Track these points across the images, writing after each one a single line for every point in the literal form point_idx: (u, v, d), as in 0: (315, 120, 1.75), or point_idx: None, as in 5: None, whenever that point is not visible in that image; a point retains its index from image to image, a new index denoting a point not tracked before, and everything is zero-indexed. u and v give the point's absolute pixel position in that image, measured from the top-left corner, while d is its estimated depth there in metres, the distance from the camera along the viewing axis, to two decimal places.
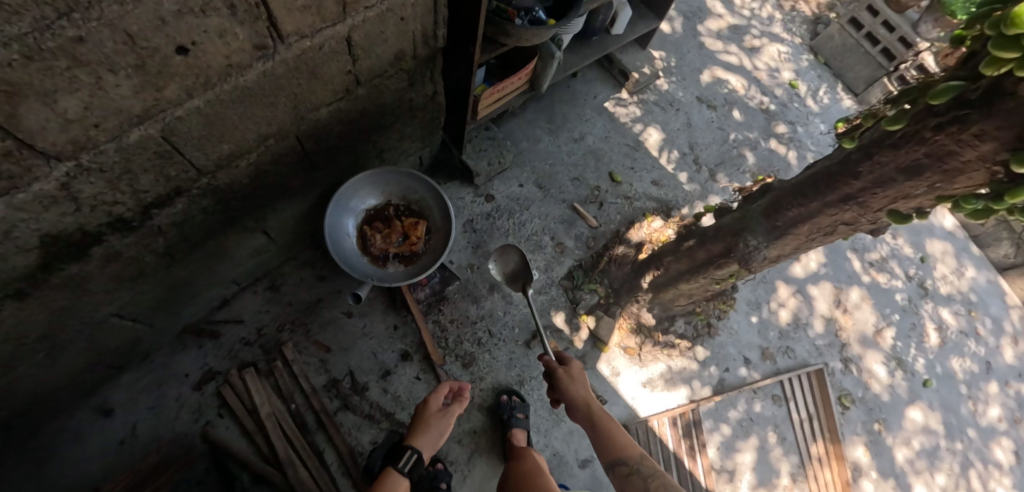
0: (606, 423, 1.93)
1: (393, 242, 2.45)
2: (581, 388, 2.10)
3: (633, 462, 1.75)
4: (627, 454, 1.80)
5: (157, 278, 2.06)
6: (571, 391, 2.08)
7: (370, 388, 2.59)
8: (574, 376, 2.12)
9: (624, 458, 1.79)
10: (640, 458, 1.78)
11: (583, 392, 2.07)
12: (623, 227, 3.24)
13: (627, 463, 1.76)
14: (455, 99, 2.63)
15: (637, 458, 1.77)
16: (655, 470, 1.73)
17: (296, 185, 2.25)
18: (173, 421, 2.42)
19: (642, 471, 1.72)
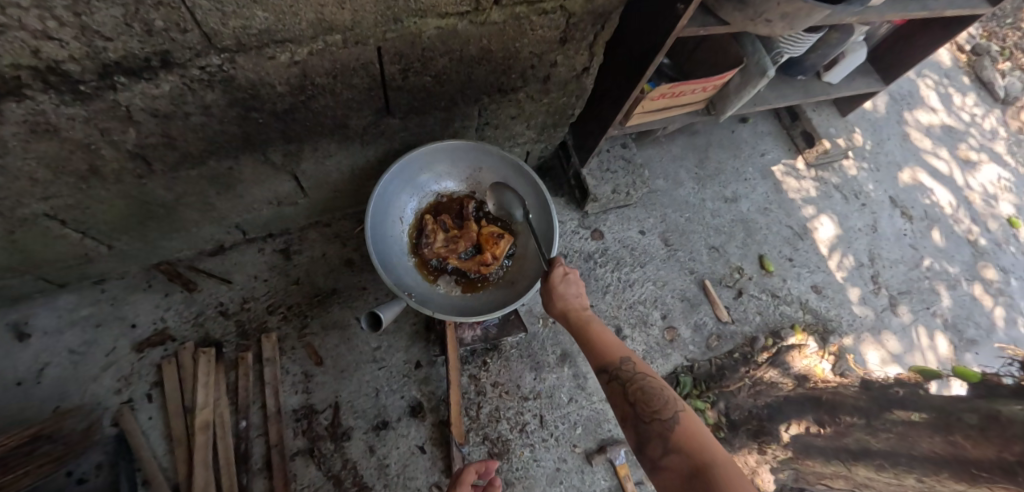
0: (592, 329, 1.38)
1: (456, 251, 1.62)
2: (575, 289, 1.45)
3: (620, 375, 1.30)
4: (613, 360, 1.32)
5: (123, 182, 1.38)
6: (550, 287, 1.44)
7: (352, 440, 1.74)
8: (557, 280, 1.42)
9: (607, 367, 1.32)
10: (625, 361, 1.32)
11: (564, 289, 1.43)
12: (763, 336, 2.22)
13: (611, 378, 1.30)
14: (609, 86, 1.84)
15: (628, 372, 1.29)
16: (649, 377, 1.28)
17: (359, 125, 1.54)
18: (87, 383, 1.69)
19: (640, 380, 1.27)
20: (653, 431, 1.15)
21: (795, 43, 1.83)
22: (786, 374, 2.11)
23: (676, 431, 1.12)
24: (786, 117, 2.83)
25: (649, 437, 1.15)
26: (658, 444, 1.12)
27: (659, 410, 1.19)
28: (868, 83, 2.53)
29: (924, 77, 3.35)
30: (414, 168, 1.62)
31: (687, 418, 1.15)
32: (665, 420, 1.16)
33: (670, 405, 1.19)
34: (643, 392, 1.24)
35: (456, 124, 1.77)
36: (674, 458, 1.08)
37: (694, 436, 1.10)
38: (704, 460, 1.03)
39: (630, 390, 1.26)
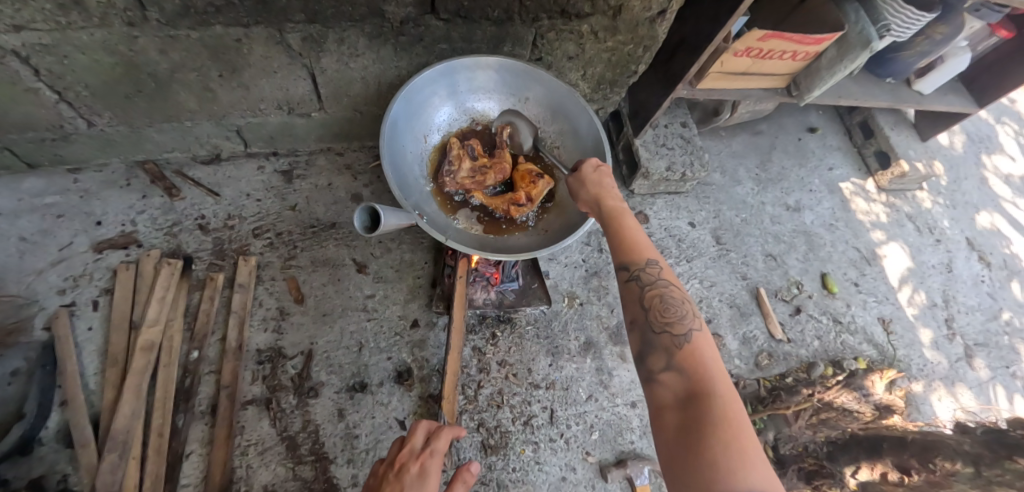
0: (621, 219, 1.04)
1: (484, 184, 1.37)
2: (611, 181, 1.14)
3: (641, 276, 0.97)
4: (635, 259, 0.98)
5: (109, 28, 1.16)
6: (579, 172, 1.17)
7: (320, 398, 1.41)
8: (585, 168, 1.14)
9: (626, 263, 0.99)
10: (650, 264, 0.98)
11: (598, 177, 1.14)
12: (822, 363, 1.85)
13: (625, 277, 0.98)
14: (686, 36, 1.58)
15: (650, 275, 0.97)
16: (676, 287, 0.95)
17: (396, 16, 1.30)
18: (30, 276, 1.45)
19: (661, 287, 0.95)
20: (659, 343, 0.89)
21: (907, 18, 1.57)
22: (862, 402, 1.68)
23: (686, 352, 0.85)
24: (859, 134, 2.51)
25: (652, 349, 0.88)
26: (661, 357, 0.87)
27: (674, 323, 0.90)
28: (961, 102, 2.24)
29: (1003, 125, 2.93)
30: (451, 79, 1.37)
31: (704, 343, 0.87)
32: (677, 337, 0.88)
33: (688, 321, 0.90)
34: (663, 302, 0.93)
35: (506, 48, 1.54)
36: (672, 378, 0.83)
37: (706, 366, 0.82)
38: (709, 394, 0.77)
39: (646, 295, 0.95)
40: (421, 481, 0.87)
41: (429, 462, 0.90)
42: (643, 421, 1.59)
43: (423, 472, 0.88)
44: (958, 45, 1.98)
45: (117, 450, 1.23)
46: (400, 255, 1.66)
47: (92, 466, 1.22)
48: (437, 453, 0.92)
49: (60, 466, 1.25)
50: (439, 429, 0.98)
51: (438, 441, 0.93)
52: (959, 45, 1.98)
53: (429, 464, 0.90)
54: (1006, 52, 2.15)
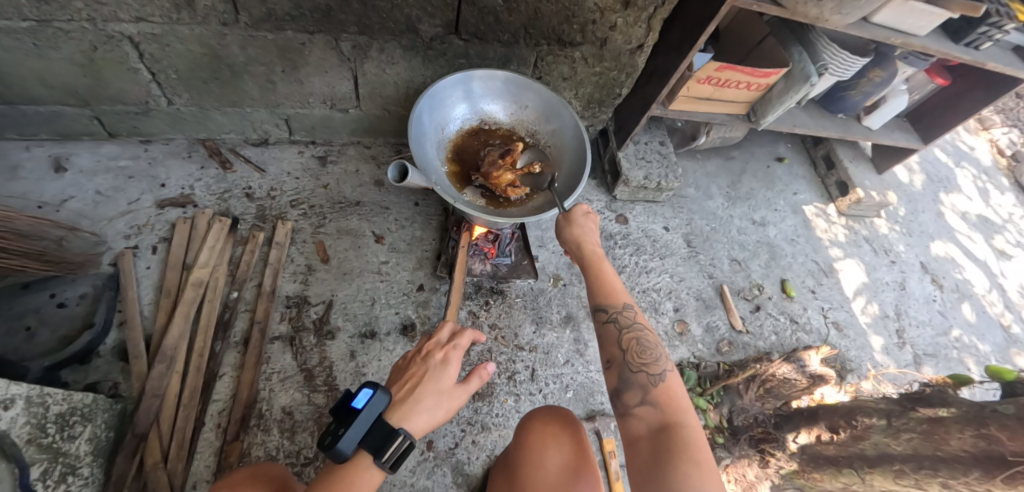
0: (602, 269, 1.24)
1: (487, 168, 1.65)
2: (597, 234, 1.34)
3: (619, 320, 1.16)
4: (616, 304, 1.18)
5: (207, 25, 1.52)
6: (568, 219, 1.35)
7: (334, 341, 1.66)
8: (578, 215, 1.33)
9: (607, 306, 1.18)
10: (627, 309, 1.17)
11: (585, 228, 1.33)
12: (778, 354, 2.07)
13: (606, 320, 1.17)
14: (657, 65, 1.95)
15: (628, 320, 1.15)
16: (650, 333, 1.14)
17: (427, 33, 1.67)
18: (103, 221, 1.75)
19: (638, 332, 1.14)
20: (636, 381, 1.06)
21: (842, 61, 1.92)
22: (801, 372, 1.96)
23: (659, 389, 1.03)
24: (822, 165, 2.82)
25: (629, 386, 1.05)
26: (637, 393, 1.04)
27: (649, 364, 1.08)
28: (908, 139, 2.58)
29: (961, 168, 3.19)
30: (467, 87, 1.71)
31: (674, 383, 1.05)
32: (652, 376, 1.06)
33: (659, 363, 1.08)
34: (639, 345, 1.11)
35: (512, 67, 1.90)
36: (648, 412, 1.00)
37: (676, 402, 1.00)
38: (678, 424, 0.94)
39: (624, 337, 1.13)
40: (443, 366, 1.07)
41: (452, 353, 1.10)
42: None
43: (445, 361, 1.08)
44: (897, 88, 2.33)
45: (166, 362, 1.50)
46: (411, 232, 1.95)
47: (145, 371, 1.49)
48: (458, 348, 1.12)
49: (112, 374, 1.51)
50: (463, 331, 1.17)
51: (461, 338, 1.14)
52: (898, 88, 2.33)
53: (451, 355, 1.10)
54: (946, 97, 2.49)
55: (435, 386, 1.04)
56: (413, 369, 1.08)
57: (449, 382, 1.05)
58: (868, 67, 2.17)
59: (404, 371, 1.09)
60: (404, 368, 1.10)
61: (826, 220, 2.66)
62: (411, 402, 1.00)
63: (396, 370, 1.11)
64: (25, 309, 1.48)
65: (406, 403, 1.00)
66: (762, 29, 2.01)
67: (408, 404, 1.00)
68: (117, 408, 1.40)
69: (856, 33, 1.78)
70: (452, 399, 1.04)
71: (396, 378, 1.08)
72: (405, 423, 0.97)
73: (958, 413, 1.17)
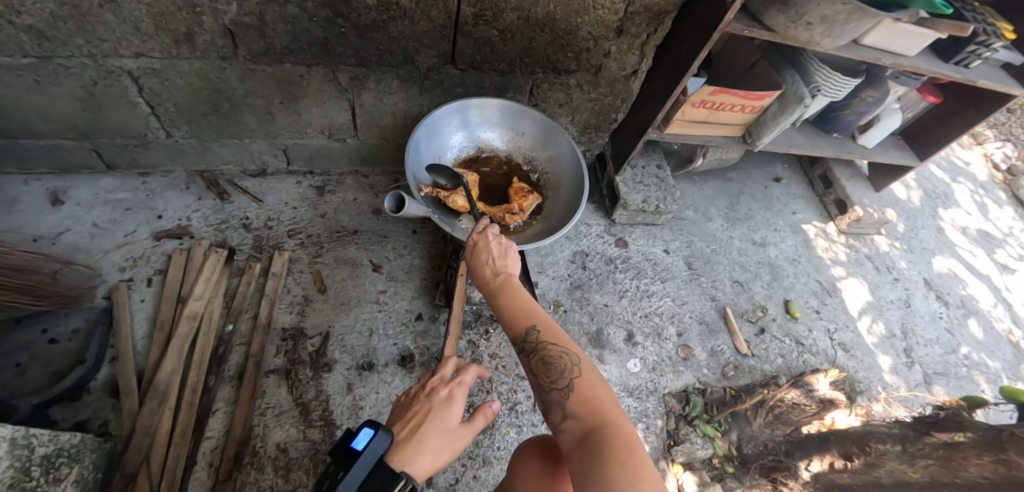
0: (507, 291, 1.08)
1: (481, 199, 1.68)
2: (499, 249, 1.16)
3: (527, 345, 1.00)
4: (523, 325, 1.02)
5: (206, 60, 1.54)
6: (467, 252, 1.19)
7: (331, 374, 1.63)
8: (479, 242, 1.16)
9: (516, 334, 1.02)
10: (531, 329, 1.01)
11: (480, 254, 1.16)
12: (785, 377, 2.02)
13: (517, 350, 1.02)
14: (652, 91, 1.97)
15: (534, 340, 0.99)
16: (557, 341, 0.98)
17: (424, 63, 1.70)
18: (98, 254, 1.74)
19: (544, 348, 0.98)
20: (554, 400, 0.91)
21: (835, 82, 1.93)
22: (811, 396, 1.88)
23: (575, 398, 0.89)
24: (819, 185, 2.82)
25: (549, 406, 0.91)
26: (558, 410, 0.90)
27: (560, 375, 0.93)
28: (904, 157, 2.59)
29: (958, 184, 3.20)
30: (462, 116, 1.72)
31: (590, 381, 0.91)
32: (566, 387, 0.91)
33: (573, 369, 0.94)
34: (546, 360, 0.96)
35: (508, 94, 1.92)
36: (572, 424, 0.86)
37: (595, 404, 0.87)
38: (601, 425, 0.82)
39: (531, 361, 0.98)
40: (447, 403, 1.03)
41: (456, 390, 1.06)
42: None
43: (450, 396, 1.04)
44: (890, 107, 2.35)
45: (158, 399, 1.46)
46: (409, 260, 1.93)
47: (136, 408, 1.46)
48: (463, 384, 1.07)
49: (102, 412, 1.47)
50: (468, 365, 1.13)
51: (465, 374, 1.09)
52: (892, 106, 2.35)
53: (456, 392, 1.06)
54: (938, 115, 2.51)
55: (440, 424, 1.00)
56: (417, 406, 1.04)
57: (454, 421, 1.01)
58: (860, 88, 2.18)
59: (407, 408, 1.05)
60: (407, 404, 1.06)
61: (827, 238, 2.64)
62: (415, 442, 0.96)
63: (398, 407, 1.07)
64: (17, 346, 1.47)
65: (409, 443, 0.96)
66: (754, 54, 2.05)
67: (412, 444, 0.96)
68: (106, 447, 1.36)
69: (848, 55, 1.80)
70: (456, 439, 1.00)
71: (398, 415, 1.04)
72: (408, 465, 0.92)
73: (976, 439, 1.14)
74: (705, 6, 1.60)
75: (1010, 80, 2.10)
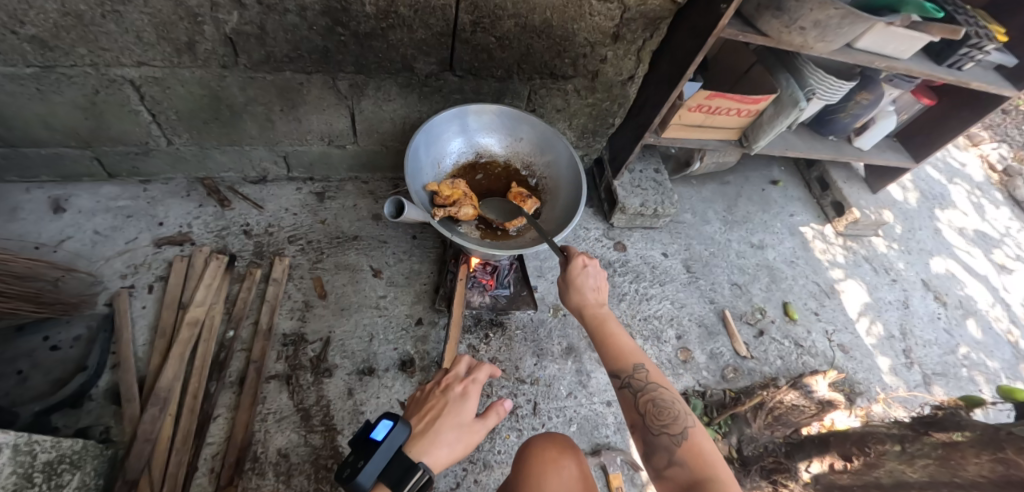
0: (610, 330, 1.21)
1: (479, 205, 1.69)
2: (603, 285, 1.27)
3: (633, 384, 1.12)
4: (626, 366, 1.14)
5: (207, 68, 1.56)
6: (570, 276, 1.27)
7: (332, 379, 1.63)
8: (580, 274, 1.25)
9: (620, 371, 1.14)
10: (638, 370, 1.13)
11: (584, 284, 1.25)
12: (784, 379, 2.03)
13: (622, 385, 1.13)
14: (648, 96, 1.99)
15: (642, 381, 1.11)
16: (667, 391, 1.09)
17: (423, 70, 1.72)
18: (99, 260, 1.75)
19: (651, 392, 1.09)
20: (661, 443, 1.01)
21: (829, 86, 1.95)
22: (810, 397, 1.91)
23: (686, 447, 0.98)
24: (816, 187, 2.84)
25: (656, 447, 1.01)
26: (664, 455, 0.99)
27: (671, 422, 1.03)
28: (900, 159, 2.61)
29: (954, 184, 3.22)
30: (460, 121, 1.73)
31: (699, 436, 1.00)
32: (674, 436, 1.01)
33: (682, 420, 1.03)
34: (654, 404, 1.07)
35: (506, 100, 1.94)
36: (678, 471, 0.96)
37: (703, 457, 0.96)
38: (710, 482, 0.90)
39: (641, 399, 1.09)
40: (462, 400, 1.07)
41: (471, 387, 1.10)
42: (618, 418, 1.76)
43: (465, 393, 1.08)
44: (885, 109, 2.38)
45: (159, 405, 1.47)
46: (409, 265, 1.95)
47: (137, 415, 1.46)
48: (477, 382, 1.11)
49: (103, 418, 1.47)
50: (480, 364, 1.17)
51: (479, 372, 1.13)
52: (887, 109, 2.38)
53: (470, 389, 1.10)
54: (933, 117, 2.53)
55: (454, 419, 1.03)
56: (432, 402, 1.07)
57: (468, 416, 1.04)
58: (855, 90, 2.20)
59: (423, 403, 1.09)
60: (423, 400, 1.10)
61: (824, 240, 2.66)
62: (431, 435, 0.99)
63: (415, 402, 1.11)
64: (18, 353, 1.47)
65: (426, 436, 0.99)
66: (749, 58, 2.07)
67: (428, 437, 0.99)
68: (107, 454, 1.37)
69: (841, 58, 1.82)
70: (470, 434, 1.02)
71: (415, 410, 1.08)
72: (425, 457, 0.95)
73: (973, 438, 1.14)
74: (700, 11, 1.63)
75: (1003, 81, 2.12)
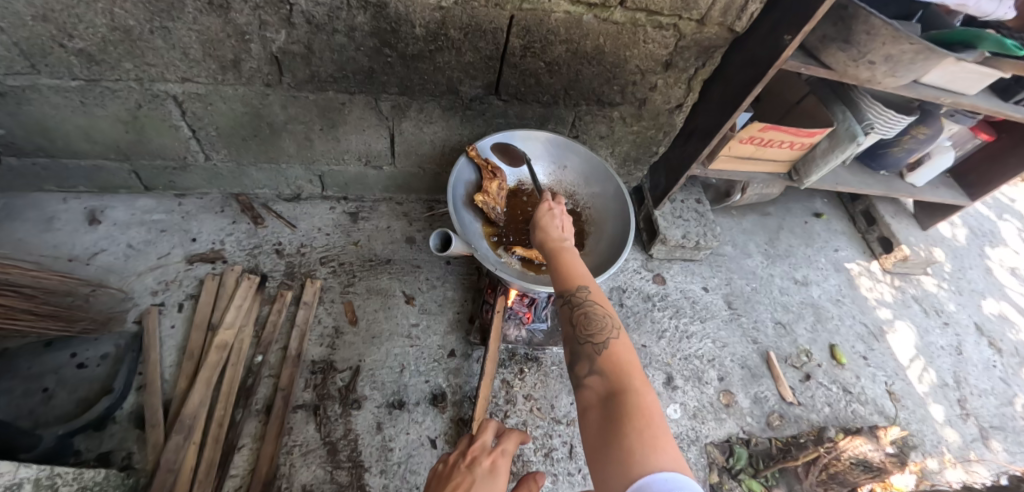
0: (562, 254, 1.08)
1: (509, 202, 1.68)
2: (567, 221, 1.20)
3: (572, 299, 0.97)
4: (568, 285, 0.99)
5: (250, 86, 1.53)
6: (534, 216, 1.20)
7: (361, 410, 1.56)
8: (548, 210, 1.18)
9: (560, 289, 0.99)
10: (580, 288, 0.98)
11: (549, 219, 1.17)
12: (834, 429, 1.90)
13: (558, 300, 0.99)
14: (695, 126, 1.92)
15: (581, 296, 0.96)
16: (602, 305, 0.95)
17: (467, 94, 1.67)
18: (131, 275, 1.72)
19: (587, 305, 0.95)
20: (584, 353, 0.89)
21: (888, 120, 1.85)
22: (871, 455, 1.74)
23: (607, 358, 0.86)
24: (862, 221, 2.72)
25: (578, 357, 0.89)
26: (586, 364, 0.87)
27: (597, 333, 0.91)
28: (954, 196, 2.48)
29: (1004, 222, 3.06)
30: (505, 147, 1.70)
31: (624, 349, 0.88)
32: (599, 345, 0.89)
33: (609, 331, 0.91)
34: (588, 316, 0.93)
35: (550, 126, 1.88)
36: (597, 382, 0.84)
37: (624, 369, 0.84)
38: (628, 390, 0.79)
39: (574, 311, 0.94)
40: (490, 475, 0.95)
41: (499, 460, 1.00)
42: None
43: (494, 467, 0.97)
44: (942, 144, 2.26)
45: (183, 432, 1.40)
46: (443, 292, 1.89)
47: (160, 442, 1.40)
48: (506, 454, 1.02)
49: (127, 443, 1.41)
50: (507, 432, 1.07)
51: (507, 442, 1.04)
52: (943, 144, 2.26)
53: (498, 463, 0.99)
54: (991, 154, 2.40)
55: None
56: (458, 478, 0.94)
57: None
58: (911, 124, 2.10)
59: (446, 480, 0.95)
60: (447, 475, 0.97)
61: (871, 278, 2.53)
62: None
63: (436, 478, 0.98)
64: (44, 370, 1.43)
65: None
66: (802, 89, 1.98)
67: None
68: (128, 483, 1.31)
69: (905, 93, 1.72)
70: None
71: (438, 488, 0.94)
72: None
73: None
74: (759, 41, 1.55)
75: None
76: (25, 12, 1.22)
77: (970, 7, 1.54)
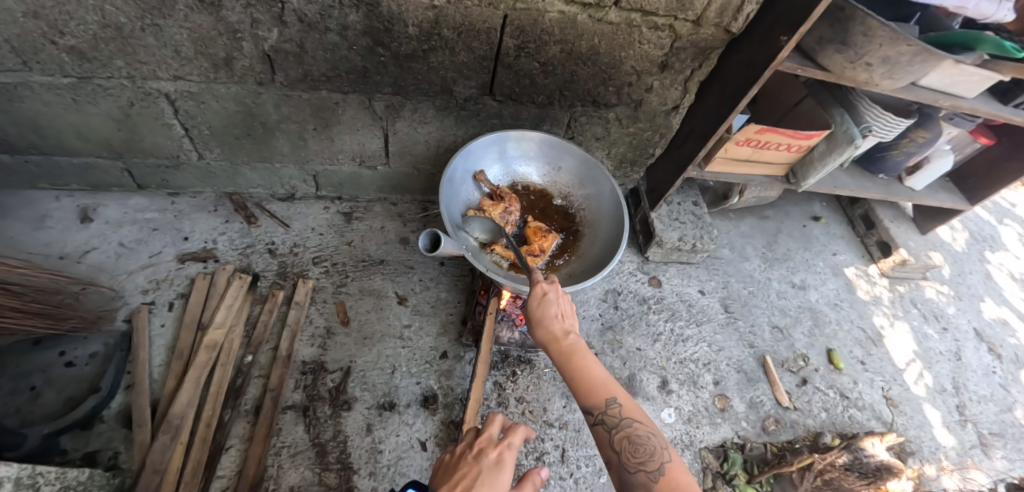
0: (579, 360, 1.01)
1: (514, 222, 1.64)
2: (565, 307, 1.09)
3: (606, 419, 0.95)
4: (597, 402, 0.97)
5: (243, 85, 1.52)
6: (527, 310, 1.09)
7: (351, 411, 1.55)
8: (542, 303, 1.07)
9: (592, 407, 0.97)
10: (610, 405, 0.96)
11: (545, 309, 1.07)
12: (830, 434, 1.88)
13: (593, 422, 0.96)
14: (692, 128, 1.91)
15: (616, 416, 0.95)
16: (642, 423, 0.95)
17: (462, 94, 1.66)
18: (122, 273, 1.71)
19: (628, 426, 0.94)
20: (636, 482, 0.87)
21: (886, 122, 1.83)
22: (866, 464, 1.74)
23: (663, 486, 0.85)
24: (861, 225, 2.70)
25: (631, 486, 0.87)
26: None
27: (648, 458, 0.90)
28: (953, 200, 2.46)
29: (1004, 226, 3.04)
30: (499, 149, 1.69)
31: (679, 471, 0.88)
32: (650, 472, 0.88)
33: (658, 452, 0.91)
34: (631, 439, 0.93)
35: (545, 126, 1.87)
36: None
37: None
38: None
39: (615, 437, 0.94)
40: (497, 468, 0.91)
41: (506, 453, 0.94)
42: None
43: (501, 460, 0.92)
44: (941, 148, 2.24)
45: (170, 433, 1.38)
46: (436, 293, 1.88)
47: (146, 441, 1.39)
48: (512, 447, 0.97)
49: (113, 443, 1.39)
50: (515, 427, 1.03)
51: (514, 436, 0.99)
52: (942, 148, 2.24)
53: (505, 455, 0.94)
54: (990, 158, 2.38)
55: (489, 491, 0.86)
56: (465, 469, 0.91)
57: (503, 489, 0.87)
58: (910, 128, 2.08)
59: (453, 471, 0.92)
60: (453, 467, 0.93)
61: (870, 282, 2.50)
62: None
63: (442, 469, 0.94)
64: (33, 368, 1.42)
65: None
66: (800, 91, 1.97)
67: None
68: (114, 483, 1.29)
69: (903, 96, 1.71)
70: None
71: (442, 479, 0.91)
72: None
73: None
74: (755, 42, 1.54)
75: None
76: (14, 9, 1.21)
77: (970, 9, 1.52)
